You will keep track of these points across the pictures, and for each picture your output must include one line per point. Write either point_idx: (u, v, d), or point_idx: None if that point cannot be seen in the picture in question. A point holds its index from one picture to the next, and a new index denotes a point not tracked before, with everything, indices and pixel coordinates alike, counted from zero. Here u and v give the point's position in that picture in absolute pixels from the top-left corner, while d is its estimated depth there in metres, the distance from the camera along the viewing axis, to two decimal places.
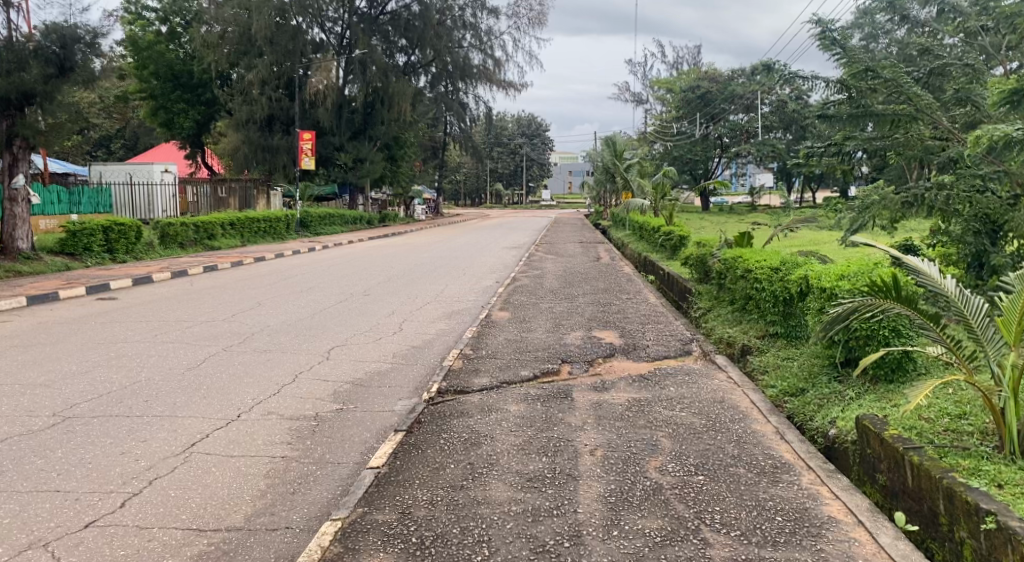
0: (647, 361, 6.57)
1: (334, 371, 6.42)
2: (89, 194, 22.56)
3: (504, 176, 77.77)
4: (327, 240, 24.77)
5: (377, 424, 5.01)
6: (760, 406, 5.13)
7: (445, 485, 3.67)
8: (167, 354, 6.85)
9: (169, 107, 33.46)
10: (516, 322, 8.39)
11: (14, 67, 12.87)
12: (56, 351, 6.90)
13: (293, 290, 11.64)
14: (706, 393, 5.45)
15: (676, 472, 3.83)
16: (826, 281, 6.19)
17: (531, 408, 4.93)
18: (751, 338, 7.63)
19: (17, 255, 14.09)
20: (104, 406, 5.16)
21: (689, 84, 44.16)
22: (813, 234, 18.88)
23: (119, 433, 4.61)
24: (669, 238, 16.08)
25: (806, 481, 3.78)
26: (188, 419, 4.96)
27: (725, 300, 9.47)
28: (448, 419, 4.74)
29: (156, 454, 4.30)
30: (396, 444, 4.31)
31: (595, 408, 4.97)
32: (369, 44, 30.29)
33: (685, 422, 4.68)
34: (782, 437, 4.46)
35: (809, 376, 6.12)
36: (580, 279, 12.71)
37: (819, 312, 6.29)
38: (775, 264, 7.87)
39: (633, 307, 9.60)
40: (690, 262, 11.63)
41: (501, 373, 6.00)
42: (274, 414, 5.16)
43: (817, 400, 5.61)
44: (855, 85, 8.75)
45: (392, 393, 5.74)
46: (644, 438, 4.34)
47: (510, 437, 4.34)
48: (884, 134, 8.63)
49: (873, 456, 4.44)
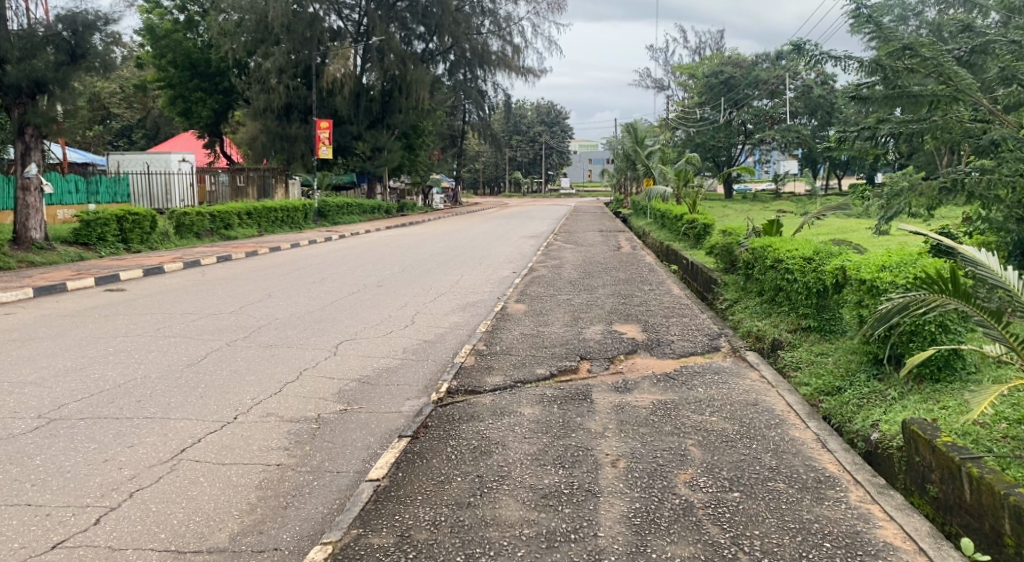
0: (672, 358, 6.18)
1: (340, 368, 6.07)
2: (106, 183, 22.46)
3: (524, 164, 77.42)
4: (345, 229, 24.56)
5: (382, 427, 4.67)
6: (797, 410, 4.72)
7: (451, 502, 3.31)
8: (168, 349, 6.55)
9: (187, 96, 33.24)
10: (533, 315, 8.02)
11: (26, 53, 12.64)
12: (54, 346, 6.61)
13: (305, 281, 11.34)
14: (738, 394, 5.04)
15: (709, 488, 3.44)
16: (866, 272, 5.69)
17: (547, 411, 4.56)
18: (783, 332, 7.17)
19: (30, 244, 13.83)
20: (93, 406, 4.85)
21: (712, 68, 42.63)
22: (841, 222, 18.38)
23: (104, 438, 4.29)
24: (693, 227, 15.58)
25: (854, 499, 3.35)
26: (180, 422, 4.62)
27: (753, 292, 9.06)
28: (457, 424, 4.36)
29: (141, 462, 3.97)
30: (398, 453, 3.93)
31: (617, 411, 4.58)
32: (386, 31, 29.80)
33: (716, 429, 4.28)
34: (823, 445, 4.05)
35: (846, 373, 5.70)
36: (601, 270, 12.32)
37: (858, 306, 5.81)
38: (808, 254, 7.39)
39: (655, 299, 9.17)
40: (716, 251, 11.26)
41: (514, 371, 5.62)
42: (272, 416, 4.82)
43: (856, 400, 5.18)
44: (891, 65, 8.19)
45: (400, 393, 5.39)
46: (674, 447, 3.94)
47: (524, 444, 3.97)
48: (921, 117, 8.13)
49: (923, 465, 4.01)
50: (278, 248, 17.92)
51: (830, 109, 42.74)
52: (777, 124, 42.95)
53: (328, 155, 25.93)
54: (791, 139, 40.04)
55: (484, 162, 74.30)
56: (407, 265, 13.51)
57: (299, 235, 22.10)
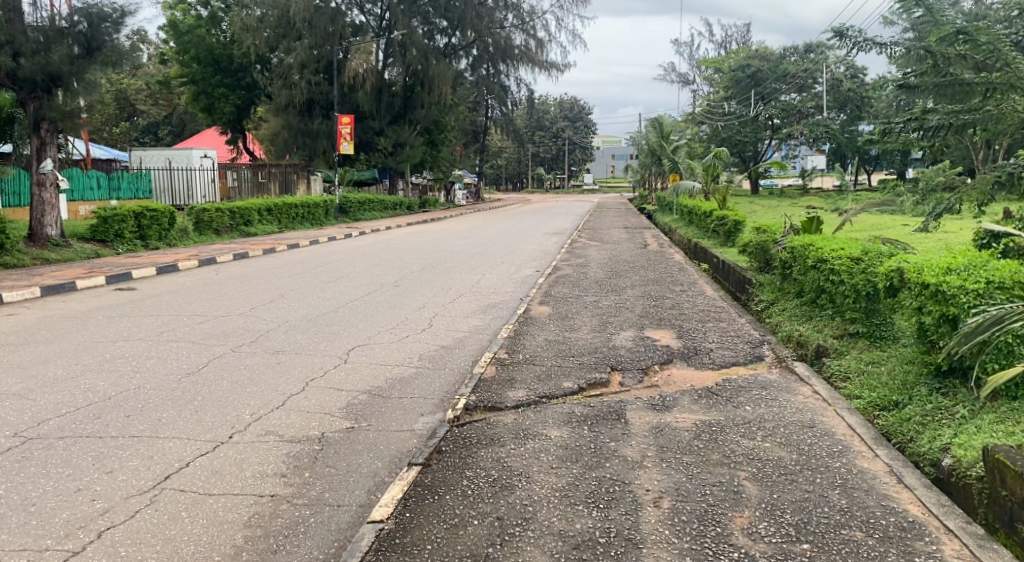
0: (712, 370, 5.61)
1: (350, 378, 5.58)
2: (128, 180, 22.31)
3: (546, 160, 76.93)
4: (365, 226, 24.10)
5: (391, 449, 4.20)
6: (860, 433, 4.15)
7: (464, 555, 2.84)
8: (168, 355, 6.12)
9: (209, 92, 33.07)
10: (558, 319, 7.48)
11: (40, 46, 12.29)
12: (46, 352, 6.18)
13: (320, 280, 10.93)
14: (790, 414, 4.47)
15: (770, 538, 2.96)
16: (929, 276, 4.99)
17: (576, 435, 4.03)
18: (827, 337, 6.57)
19: (45, 242, 13.49)
20: (77, 423, 4.41)
21: (739, 62, 41.98)
22: (877, 219, 17.69)
23: (80, 462, 3.83)
24: (723, 223, 14.97)
25: (948, 555, 2.88)
26: (169, 442, 4.17)
27: (791, 293, 8.45)
28: (475, 450, 3.84)
29: (118, 492, 3.52)
30: (407, 486, 3.43)
31: (656, 435, 4.03)
32: (409, 26, 29.29)
33: (772, 458, 3.74)
34: (899, 479, 3.50)
35: (903, 387, 5.08)
36: (627, 269, 11.77)
37: (920, 311, 5.13)
38: (854, 256, 6.78)
39: (688, 301, 8.61)
40: (750, 250, 10.66)
41: (540, 385, 5.09)
42: (272, 435, 4.35)
43: (920, 416, 4.58)
44: (940, 52, 7.61)
45: (413, 407, 4.91)
46: (725, 482, 3.44)
47: (550, 477, 3.46)
48: (975, 107, 7.41)
49: (1011, 502, 3.38)
50: (297, 244, 17.60)
51: (860, 102, 41.83)
52: (805, 118, 42.01)
53: (349, 151, 25.43)
54: (820, 133, 39.35)
55: (507, 158, 73.64)
56: (425, 264, 13.00)
57: (320, 231, 21.70)
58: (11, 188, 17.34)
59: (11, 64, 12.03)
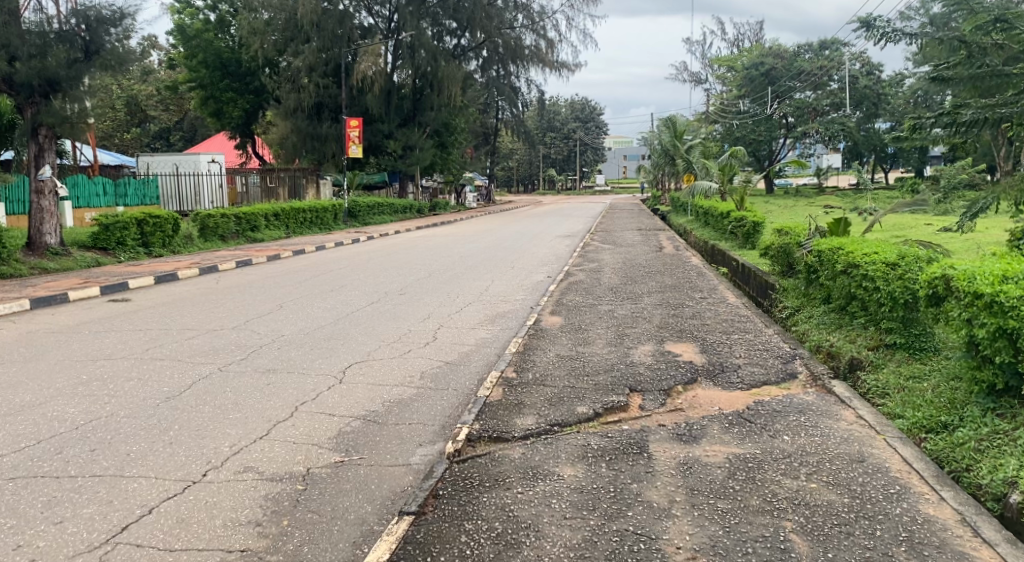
0: (741, 390, 5.08)
1: (344, 401, 5.09)
2: (134, 185, 22.02)
3: (557, 161, 75.72)
4: (373, 229, 23.67)
5: (384, 488, 3.72)
6: (919, 470, 3.60)
7: None
8: (149, 377, 5.66)
9: (217, 96, 32.75)
10: (571, 331, 6.95)
11: (36, 51, 11.84)
12: (21, 374, 5.74)
13: (323, 288, 10.47)
14: (836, 445, 3.94)
15: None
16: (983, 284, 4.39)
17: (592, 473, 3.54)
18: (862, 349, 5.97)
19: (44, 251, 13.05)
20: (35, 460, 3.95)
21: (753, 59, 41.21)
22: (899, 219, 17.01)
23: (30, 510, 3.38)
24: (741, 225, 14.38)
25: None
26: (134, 483, 3.69)
27: (817, 298, 7.91)
28: (477, 494, 3.35)
29: (63, 550, 3.07)
30: (395, 544, 2.97)
31: (685, 474, 3.52)
32: (417, 27, 28.74)
33: (822, 503, 3.23)
34: (974, 532, 2.98)
35: (952, 405, 4.52)
36: (643, 273, 11.29)
37: (969, 322, 4.52)
38: (890, 259, 6.17)
39: (710, 309, 8.09)
40: (771, 253, 10.10)
41: (550, 411, 4.57)
42: (250, 472, 3.87)
43: (977, 440, 3.99)
44: (974, 41, 7.16)
45: (410, 437, 4.40)
46: (768, 537, 2.94)
47: (564, 532, 2.98)
48: (1013, 99, 6.64)
49: None
50: (303, 249, 17.24)
51: (876, 99, 41.12)
52: (820, 115, 41.31)
53: (359, 154, 24.93)
54: (836, 131, 39.13)
55: (518, 159, 73.01)
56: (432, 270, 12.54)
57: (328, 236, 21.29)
58: (14, 196, 17.04)
59: (7, 68, 11.56)
